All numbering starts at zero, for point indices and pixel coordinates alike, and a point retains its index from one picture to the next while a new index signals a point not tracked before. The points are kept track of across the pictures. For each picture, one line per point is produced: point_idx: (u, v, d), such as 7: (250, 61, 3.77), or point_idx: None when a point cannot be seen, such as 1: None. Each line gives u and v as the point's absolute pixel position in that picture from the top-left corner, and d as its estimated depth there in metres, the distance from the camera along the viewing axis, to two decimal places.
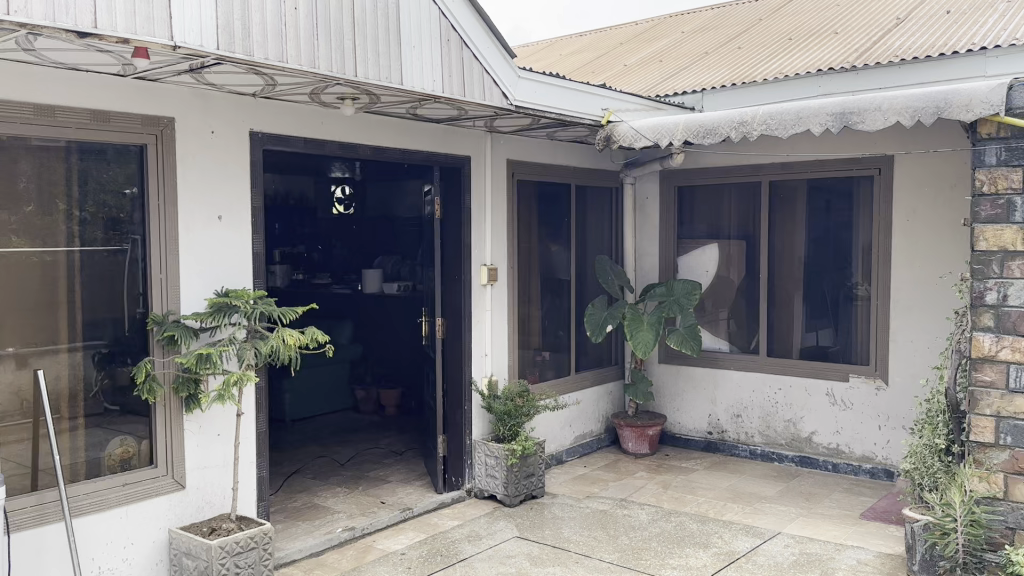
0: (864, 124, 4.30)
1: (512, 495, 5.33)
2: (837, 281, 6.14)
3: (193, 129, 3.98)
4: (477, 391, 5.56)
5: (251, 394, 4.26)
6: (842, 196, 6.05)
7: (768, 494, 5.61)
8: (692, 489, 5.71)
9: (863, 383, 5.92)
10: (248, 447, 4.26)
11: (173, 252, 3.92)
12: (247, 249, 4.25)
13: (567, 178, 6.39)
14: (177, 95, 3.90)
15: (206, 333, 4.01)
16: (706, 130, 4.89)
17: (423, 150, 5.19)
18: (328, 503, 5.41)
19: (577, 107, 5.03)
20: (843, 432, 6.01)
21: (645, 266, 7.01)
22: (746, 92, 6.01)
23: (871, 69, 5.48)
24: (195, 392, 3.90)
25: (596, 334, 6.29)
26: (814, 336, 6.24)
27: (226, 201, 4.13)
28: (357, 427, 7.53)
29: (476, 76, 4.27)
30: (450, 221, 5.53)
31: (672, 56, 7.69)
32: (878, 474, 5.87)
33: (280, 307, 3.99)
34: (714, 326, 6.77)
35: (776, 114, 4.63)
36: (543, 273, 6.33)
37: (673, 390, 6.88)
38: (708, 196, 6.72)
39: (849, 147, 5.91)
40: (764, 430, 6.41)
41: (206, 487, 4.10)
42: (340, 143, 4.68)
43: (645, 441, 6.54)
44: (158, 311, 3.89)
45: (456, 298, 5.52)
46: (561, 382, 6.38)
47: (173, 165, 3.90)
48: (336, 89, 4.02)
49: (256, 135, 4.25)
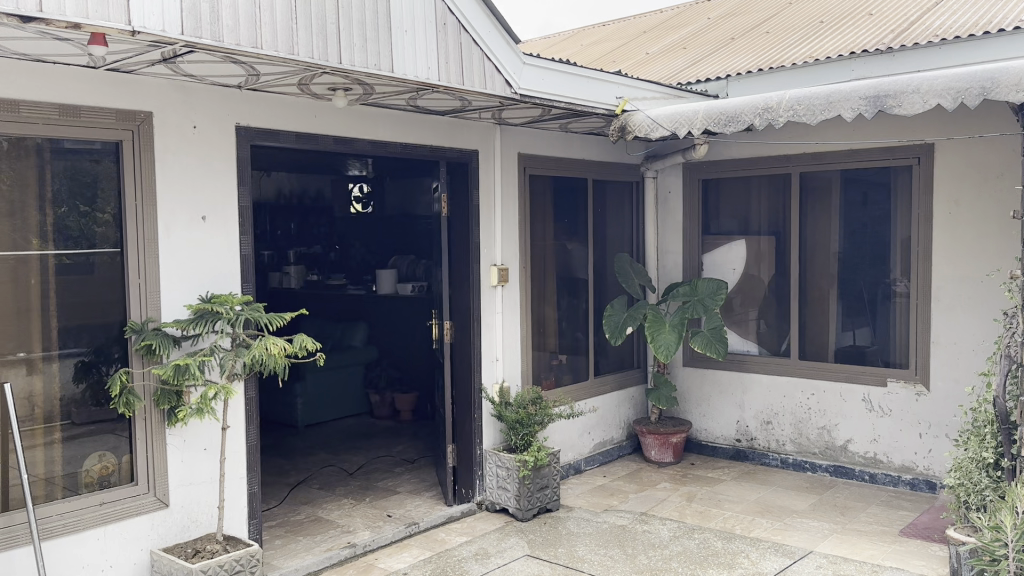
0: (899, 107, 3.92)
1: (525, 509, 5.03)
2: (874, 278, 5.73)
3: (174, 124, 3.73)
4: (487, 399, 5.27)
5: (239, 407, 4.00)
6: (877, 189, 5.66)
7: (799, 508, 5.24)
8: (718, 502, 5.36)
9: (902, 388, 5.52)
10: (237, 462, 4.01)
11: (152, 255, 3.68)
12: (234, 252, 4.00)
13: (584, 172, 6.07)
14: (155, 88, 3.65)
15: (189, 341, 3.76)
16: (728, 117, 4.55)
17: (426, 144, 4.90)
18: (332, 516, 5.15)
19: (590, 95, 4.70)
20: (881, 440, 5.62)
21: (667, 264, 6.66)
22: (773, 77, 5.63)
23: (909, 50, 5.07)
24: (177, 404, 3.65)
25: (615, 336, 5.93)
26: (851, 336, 5.84)
27: (211, 200, 3.89)
28: (370, 433, 7.26)
29: (475, 62, 3.97)
30: (458, 217, 5.23)
31: (697, 43, 7.31)
32: (918, 486, 5.47)
33: (268, 314, 3.74)
34: (742, 327, 6.39)
35: (805, 99, 4.27)
36: (560, 272, 6.02)
37: (699, 395, 6.52)
38: (734, 189, 6.35)
39: (885, 134, 5.50)
40: (796, 438, 6.02)
41: (192, 505, 3.86)
42: (335, 137, 4.40)
43: (669, 449, 6.19)
44: (137, 319, 3.65)
45: (464, 300, 5.23)
46: (578, 387, 6.06)
47: (151, 163, 3.65)
48: (325, 78, 3.74)
49: (242, 130, 3.99)
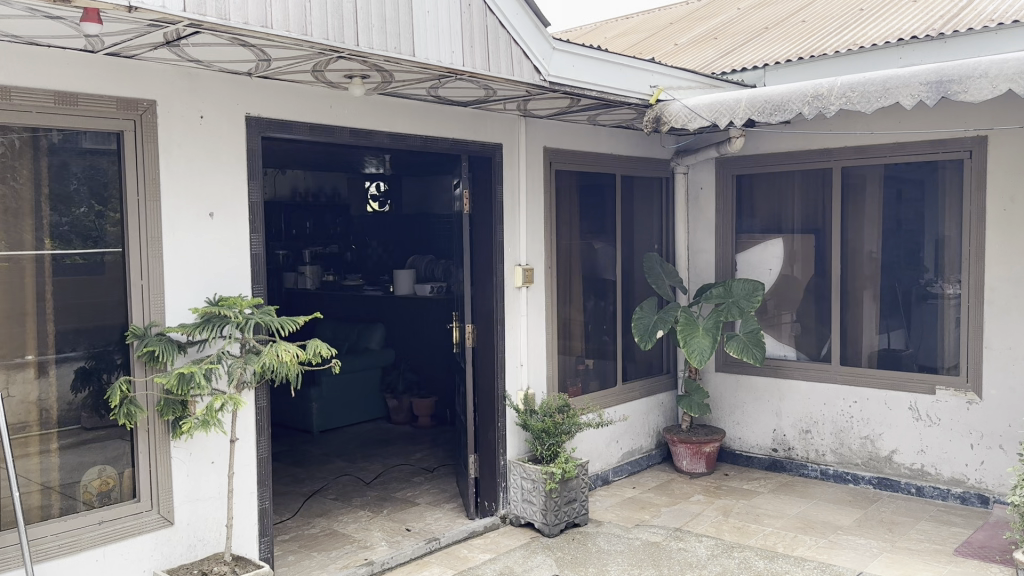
0: (966, 94, 3.62)
1: (552, 524, 4.74)
2: (920, 278, 5.40)
3: (179, 114, 3.47)
4: (511, 406, 5.00)
5: (248, 418, 3.73)
6: (924, 185, 5.34)
7: (844, 524, 4.92)
8: (756, 517, 5.05)
9: (952, 396, 5.19)
10: (246, 476, 3.75)
11: (156, 254, 3.42)
12: (243, 251, 3.73)
13: (612, 167, 5.78)
14: (159, 74, 3.40)
15: (195, 348, 3.50)
16: (774, 106, 4.25)
17: (448, 137, 4.62)
18: (348, 530, 4.88)
19: (623, 84, 4.41)
20: (928, 451, 5.29)
21: (699, 264, 6.35)
22: (815, 66, 5.33)
23: (961, 36, 4.76)
24: (182, 414, 3.39)
25: (644, 339, 5.63)
26: (886, 338, 5.55)
27: (219, 195, 3.63)
28: (388, 440, 6.98)
29: (502, 46, 3.69)
30: (480, 215, 4.95)
31: (727, 34, 6.98)
32: (969, 500, 5.14)
33: (280, 317, 3.47)
34: (776, 329, 6.09)
35: (858, 85, 3.96)
36: (586, 272, 5.73)
37: (732, 401, 6.21)
38: (769, 186, 6.04)
39: (934, 124, 5.19)
40: (837, 448, 5.69)
41: (199, 522, 3.61)
42: (351, 129, 4.13)
43: (701, 459, 5.89)
44: (139, 323, 3.39)
45: (488, 302, 4.95)
46: (606, 393, 5.77)
47: (155, 157, 3.40)
48: (341, 64, 3.47)
49: (253, 121, 3.73)
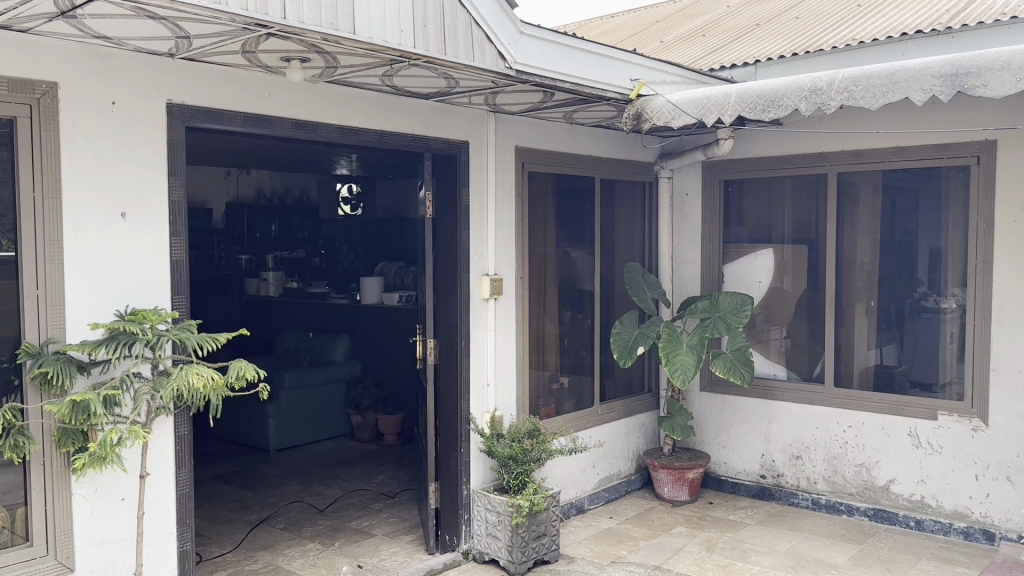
0: (985, 88, 3.23)
1: (518, 562, 4.28)
2: (915, 291, 5.03)
3: (86, 99, 3.02)
4: (475, 431, 4.54)
5: (163, 450, 3.26)
6: (925, 193, 4.94)
7: (838, 562, 4.48)
8: (743, 553, 4.61)
9: (954, 422, 4.78)
10: (162, 515, 3.28)
11: (56, 260, 2.96)
12: (161, 257, 3.27)
13: (590, 170, 5.35)
14: (62, 52, 2.94)
15: (98, 369, 3.02)
16: (767, 102, 3.82)
17: (407, 133, 4.18)
18: (293, 567, 4.41)
19: (600, 76, 3.98)
20: (929, 481, 4.88)
21: (683, 276, 5.93)
22: (810, 62, 4.94)
23: (970, 30, 4.39)
24: (83, 445, 2.92)
25: (624, 356, 5.17)
26: (878, 354, 5.17)
27: (133, 193, 3.17)
28: (350, 460, 6.50)
29: (461, 28, 3.24)
30: (443, 219, 4.51)
31: (716, 31, 6.59)
32: (973, 535, 4.73)
33: (197, 335, 3.00)
34: (764, 346, 5.68)
35: (862, 78, 3.55)
36: (562, 282, 5.30)
37: (718, 423, 5.78)
38: (758, 192, 5.64)
39: (940, 126, 4.78)
40: (830, 476, 5.28)
41: (104, 569, 3.13)
42: (294, 120, 3.68)
43: (684, 486, 5.46)
44: (33, 339, 2.92)
45: (450, 315, 4.51)
46: (581, 415, 5.32)
47: (55, 148, 2.94)
48: (273, 44, 3.01)
49: (176, 108, 3.27)
